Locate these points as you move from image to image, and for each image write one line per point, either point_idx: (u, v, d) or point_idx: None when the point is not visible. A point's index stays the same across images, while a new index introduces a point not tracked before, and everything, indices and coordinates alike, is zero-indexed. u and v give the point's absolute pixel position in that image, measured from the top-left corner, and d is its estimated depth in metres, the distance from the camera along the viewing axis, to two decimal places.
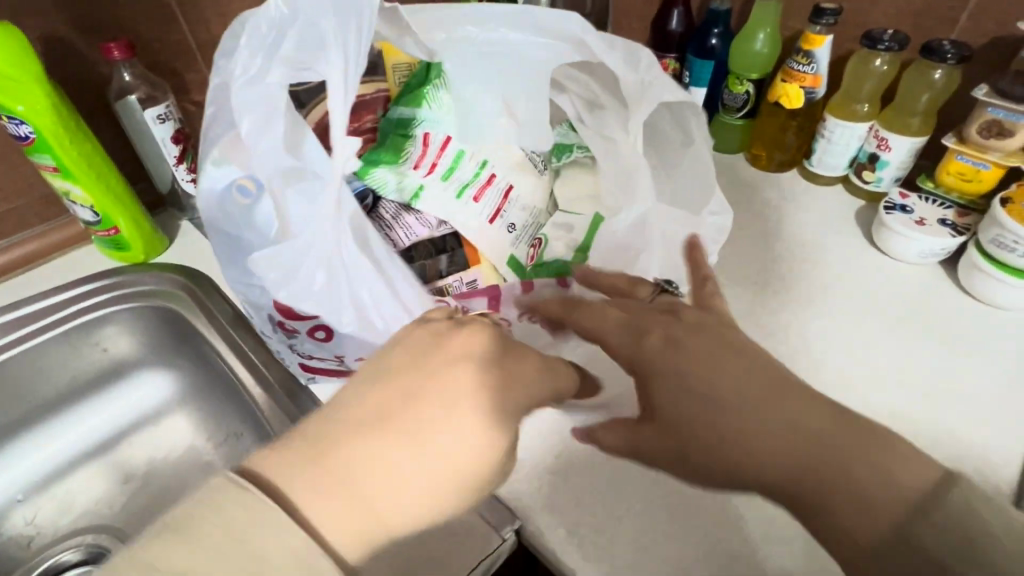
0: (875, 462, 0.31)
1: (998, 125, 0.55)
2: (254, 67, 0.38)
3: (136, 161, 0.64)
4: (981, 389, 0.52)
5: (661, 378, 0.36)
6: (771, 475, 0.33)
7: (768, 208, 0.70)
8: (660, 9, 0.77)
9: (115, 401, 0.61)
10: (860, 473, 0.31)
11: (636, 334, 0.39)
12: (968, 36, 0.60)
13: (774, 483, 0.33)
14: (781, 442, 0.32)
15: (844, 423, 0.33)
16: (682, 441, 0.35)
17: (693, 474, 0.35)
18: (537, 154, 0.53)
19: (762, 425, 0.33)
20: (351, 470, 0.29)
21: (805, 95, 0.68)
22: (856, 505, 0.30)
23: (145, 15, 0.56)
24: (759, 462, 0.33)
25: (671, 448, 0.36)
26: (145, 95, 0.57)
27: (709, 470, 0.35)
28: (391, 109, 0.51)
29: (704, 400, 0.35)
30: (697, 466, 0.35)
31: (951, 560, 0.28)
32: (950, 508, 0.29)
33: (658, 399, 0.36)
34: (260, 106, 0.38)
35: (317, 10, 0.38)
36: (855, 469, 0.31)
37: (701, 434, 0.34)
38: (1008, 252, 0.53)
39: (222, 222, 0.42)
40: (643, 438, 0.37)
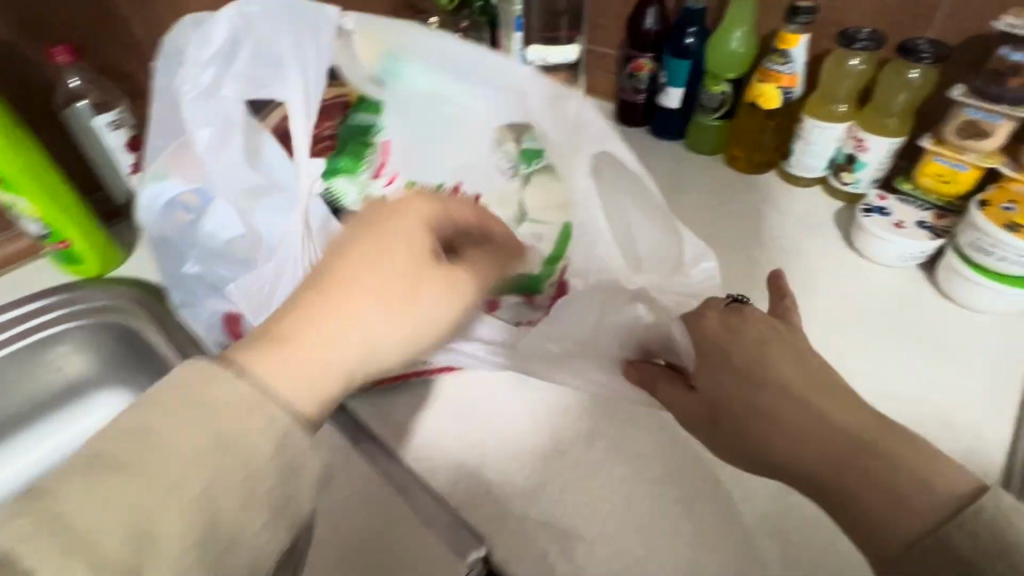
0: (912, 470, 0.34)
1: (976, 125, 0.54)
2: (204, 82, 0.38)
3: (88, 168, 0.65)
4: (964, 396, 0.50)
5: (712, 362, 0.41)
6: (804, 465, 0.36)
7: (746, 211, 0.69)
8: (634, 8, 0.75)
9: (78, 419, 0.64)
10: (899, 475, 0.34)
11: (695, 322, 0.43)
12: (945, 34, 0.58)
13: (806, 473, 0.36)
14: (822, 434, 0.36)
15: (891, 432, 0.36)
16: (720, 416, 0.40)
17: (724, 445, 0.40)
18: (504, 157, 0.48)
19: (809, 415, 0.37)
20: (298, 337, 0.32)
21: (782, 95, 0.67)
22: (889, 505, 0.33)
23: (98, 20, 0.58)
24: (796, 449, 0.37)
25: (706, 419, 0.40)
26: (97, 100, 0.59)
27: (741, 447, 0.39)
28: (350, 115, 0.48)
29: (751, 384, 0.39)
30: (730, 441, 0.40)
31: (978, 559, 0.30)
32: (982, 521, 0.31)
33: (705, 379, 0.41)
34: (217, 128, 0.38)
35: (272, 26, 0.38)
36: (895, 470, 0.34)
37: (744, 416, 0.39)
38: (987, 256, 0.51)
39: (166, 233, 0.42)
40: (683, 406, 0.42)
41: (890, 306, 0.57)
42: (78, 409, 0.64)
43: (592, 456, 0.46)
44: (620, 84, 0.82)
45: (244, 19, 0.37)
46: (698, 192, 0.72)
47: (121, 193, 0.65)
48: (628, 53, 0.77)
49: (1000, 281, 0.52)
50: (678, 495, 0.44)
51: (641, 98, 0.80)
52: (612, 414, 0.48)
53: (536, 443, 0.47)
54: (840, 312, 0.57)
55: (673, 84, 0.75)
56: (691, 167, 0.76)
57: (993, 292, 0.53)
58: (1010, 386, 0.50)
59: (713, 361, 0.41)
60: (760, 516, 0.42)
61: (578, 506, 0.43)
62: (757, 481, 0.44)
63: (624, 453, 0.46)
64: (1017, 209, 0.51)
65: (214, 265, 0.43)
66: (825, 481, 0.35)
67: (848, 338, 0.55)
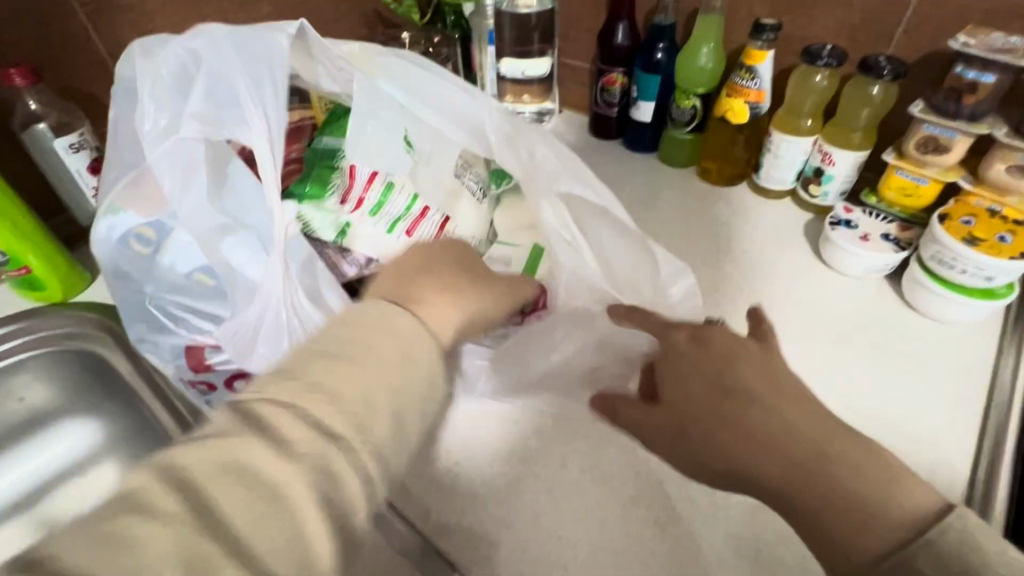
0: (885, 485, 0.33)
1: (935, 141, 0.55)
2: (163, 120, 0.37)
3: (50, 191, 0.63)
4: (932, 407, 0.51)
5: (679, 374, 0.40)
6: (770, 478, 0.35)
7: (718, 223, 0.70)
8: (606, 23, 0.76)
9: (43, 449, 0.62)
10: (869, 493, 0.33)
11: (663, 340, 0.42)
12: (905, 51, 0.60)
13: (773, 488, 0.35)
14: (794, 447, 0.35)
15: (861, 444, 0.35)
16: (689, 429, 0.38)
17: (687, 458, 0.38)
18: (477, 181, 0.50)
19: (780, 423, 0.36)
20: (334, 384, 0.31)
21: (750, 109, 0.67)
22: (858, 527, 0.32)
23: (56, 40, 0.56)
24: (762, 460, 0.35)
25: (672, 432, 0.39)
26: (57, 122, 0.57)
27: (709, 461, 0.37)
28: (317, 139, 0.48)
29: (719, 394, 0.38)
30: (696, 452, 0.38)
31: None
32: (949, 549, 0.30)
33: (671, 389, 0.39)
34: (177, 166, 0.37)
35: (222, 59, 0.37)
36: (865, 487, 0.33)
37: (713, 427, 0.37)
38: (950, 269, 0.52)
39: (131, 271, 0.41)
40: (649, 423, 0.40)
41: (858, 317, 0.58)
42: (43, 439, 0.62)
43: (566, 478, 0.46)
44: (593, 98, 0.82)
45: (199, 55, 0.37)
46: (671, 205, 0.73)
47: (84, 216, 0.64)
48: (599, 68, 0.78)
49: (963, 293, 0.53)
50: (652, 516, 0.44)
51: (614, 111, 0.81)
52: (586, 434, 0.48)
53: (510, 467, 0.47)
54: (810, 324, 0.58)
55: (645, 98, 0.75)
56: (664, 179, 0.77)
57: (956, 304, 0.54)
58: (974, 396, 0.51)
59: (682, 371, 0.40)
60: (733, 536, 0.43)
61: (552, 530, 0.43)
62: (729, 499, 0.44)
63: (599, 474, 0.46)
64: (975, 222, 0.52)
65: (181, 299, 0.42)
66: (797, 493, 0.34)
67: (819, 351, 0.56)
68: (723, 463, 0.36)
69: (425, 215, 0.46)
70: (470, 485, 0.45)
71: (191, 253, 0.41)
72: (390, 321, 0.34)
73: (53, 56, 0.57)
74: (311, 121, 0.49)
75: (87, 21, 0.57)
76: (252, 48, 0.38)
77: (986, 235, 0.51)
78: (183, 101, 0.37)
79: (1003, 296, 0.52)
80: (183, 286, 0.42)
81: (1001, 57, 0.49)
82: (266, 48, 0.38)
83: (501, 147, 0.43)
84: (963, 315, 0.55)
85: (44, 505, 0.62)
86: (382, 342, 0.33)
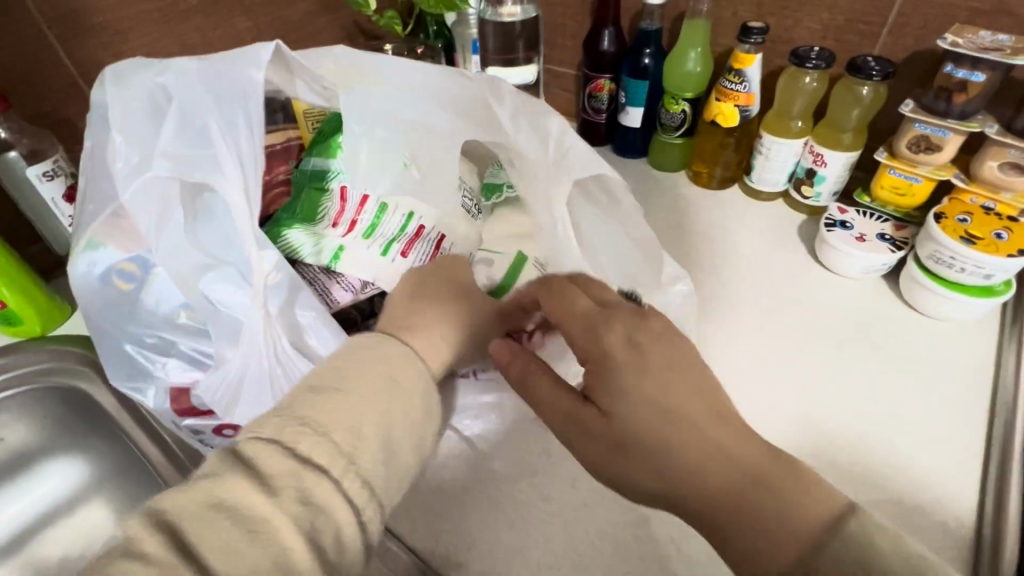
0: (788, 501, 0.31)
1: (926, 140, 0.55)
2: (134, 158, 0.35)
3: (23, 221, 0.60)
4: (939, 406, 0.51)
5: (614, 378, 0.35)
6: (692, 491, 0.33)
7: (712, 228, 0.69)
8: (590, 30, 0.75)
9: (25, 491, 0.59)
10: (774, 512, 0.31)
11: (595, 331, 0.36)
12: (891, 51, 0.60)
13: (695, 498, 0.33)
14: (714, 464, 0.33)
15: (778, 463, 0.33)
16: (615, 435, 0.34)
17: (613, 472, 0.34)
18: (470, 195, 0.49)
19: (702, 440, 0.33)
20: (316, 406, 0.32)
21: (739, 112, 0.67)
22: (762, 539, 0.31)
23: (24, 64, 0.54)
24: (686, 468, 0.33)
25: (604, 440, 0.34)
26: (29, 150, 0.55)
27: (634, 470, 0.34)
28: (304, 160, 0.47)
29: (651, 403, 0.34)
30: (621, 461, 0.34)
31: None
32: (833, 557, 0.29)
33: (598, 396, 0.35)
34: (150, 203, 0.35)
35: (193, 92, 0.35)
36: (772, 506, 0.31)
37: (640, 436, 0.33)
38: (948, 268, 0.52)
39: (109, 311, 0.39)
40: (572, 431, 0.36)
41: (859, 319, 0.58)
42: (24, 481, 0.59)
43: (575, 500, 0.44)
44: (581, 105, 0.82)
45: (167, 87, 0.36)
46: (665, 211, 0.72)
47: (59, 245, 0.61)
48: (586, 75, 0.77)
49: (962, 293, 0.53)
50: (667, 537, 0.42)
51: (602, 118, 0.80)
52: None
53: (518, 490, 0.45)
54: (811, 328, 0.58)
55: (633, 104, 0.75)
56: (656, 185, 0.76)
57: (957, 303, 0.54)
58: (978, 394, 0.51)
59: (618, 382, 0.34)
60: None
61: (566, 557, 0.41)
62: None
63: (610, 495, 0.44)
64: (970, 220, 0.52)
65: (166, 336, 0.40)
66: (712, 493, 0.32)
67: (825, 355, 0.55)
68: (641, 465, 0.33)
69: (420, 234, 0.45)
70: (478, 514, 0.43)
71: (172, 290, 0.39)
72: (364, 351, 0.35)
73: (22, 83, 0.54)
74: (299, 141, 0.48)
75: (56, 45, 0.55)
76: (224, 79, 0.36)
77: (982, 233, 0.51)
78: (154, 134, 0.35)
79: (1001, 294, 0.53)
80: (166, 323, 0.40)
81: (990, 56, 0.49)
82: (237, 79, 0.37)
83: (523, 132, 0.42)
84: (961, 313, 0.55)
85: (28, 550, 0.59)
86: (354, 371, 0.33)
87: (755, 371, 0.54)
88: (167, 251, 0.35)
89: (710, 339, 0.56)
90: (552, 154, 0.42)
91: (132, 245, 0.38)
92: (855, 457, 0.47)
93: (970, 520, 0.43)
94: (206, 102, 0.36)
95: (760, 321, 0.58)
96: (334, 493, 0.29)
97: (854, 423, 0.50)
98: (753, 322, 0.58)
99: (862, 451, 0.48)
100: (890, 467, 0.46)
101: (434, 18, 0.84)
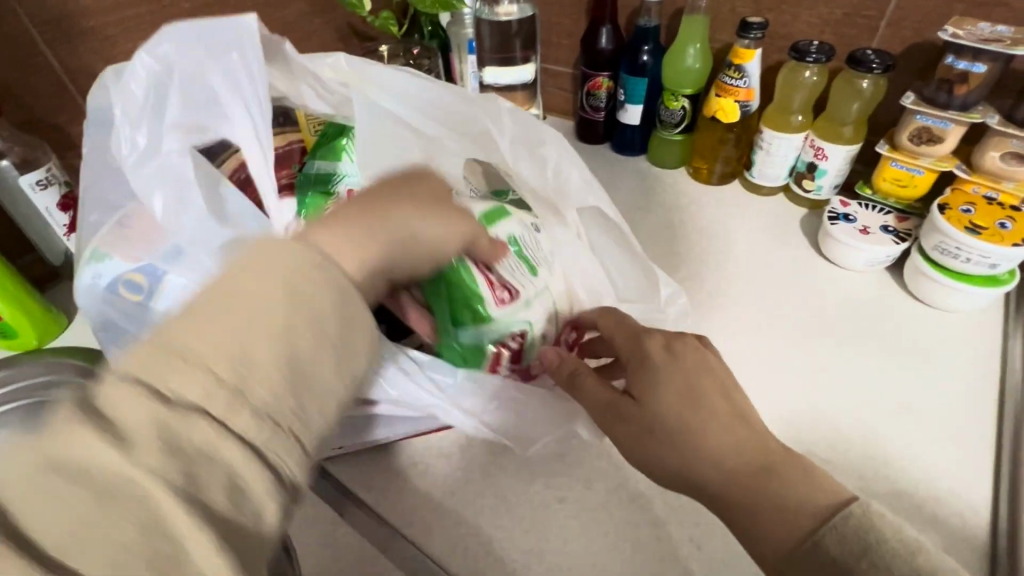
0: (804, 491, 0.33)
1: (928, 132, 0.56)
2: (141, 141, 0.36)
3: (15, 231, 0.59)
4: (948, 396, 0.51)
5: (648, 373, 0.38)
6: (713, 474, 0.35)
7: (714, 224, 0.69)
8: (588, 28, 0.75)
9: None
10: (790, 500, 0.33)
11: (636, 337, 0.40)
12: (890, 44, 0.60)
13: (717, 482, 0.35)
14: (738, 453, 0.35)
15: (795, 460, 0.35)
16: (646, 423, 0.37)
17: (642, 455, 0.37)
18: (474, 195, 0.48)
19: (726, 431, 0.36)
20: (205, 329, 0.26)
21: (739, 108, 0.67)
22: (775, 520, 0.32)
23: (14, 71, 0.52)
24: (711, 454, 0.35)
25: (636, 427, 0.37)
26: (21, 158, 0.53)
27: (662, 455, 0.36)
28: (307, 163, 0.45)
29: (682, 394, 0.37)
30: (651, 444, 0.36)
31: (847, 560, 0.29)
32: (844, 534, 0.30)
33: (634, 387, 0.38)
34: (169, 180, 0.36)
35: (187, 57, 0.36)
36: (788, 494, 0.33)
37: (669, 423, 0.36)
38: (953, 258, 0.53)
39: (121, 323, 0.38)
40: (607, 418, 0.38)
41: (865, 312, 0.58)
42: None
43: (592, 501, 0.44)
44: (579, 103, 0.82)
45: (164, 61, 0.35)
46: (666, 207, 0.72)
47: (54, 255, 0.60)
48: (584, 72, 0.77)
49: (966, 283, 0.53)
50: (686, 535, 0.42)
51: (600, 115, 0.80)
52: (608, 452, 0.47)
53: (534, 492, 0.45)
54: (818, 321, 0.58)
55: (632, 101, 0.75)
56: (657, 182, 0.76)
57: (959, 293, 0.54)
58: (987, 383, 0.52)
59: (653, 377, 0.38)
60: None
61: (586, 558, 0.41)
62: None
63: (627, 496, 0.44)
64: (974, 211, 0.53)
65: None
66: (732, 480, 0.34)
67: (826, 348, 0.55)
68: (671, 449, 0.36)
69: None
70: (495, 517, 0.43)
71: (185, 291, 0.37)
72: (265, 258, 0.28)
73: (13, 89, 0.53)
74: (301, 144, 0.47)
75: (48, 51, 0.54)
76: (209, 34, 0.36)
77: (987, 223, 0.51)
78: (159, 117, 0.36)
79: (1006, 283, 0.53)
80: None
81: (991, 46, 0.49)
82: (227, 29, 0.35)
83: (523, 159, 0.45)
84: (966, 303, 0.56)
85: None
86: (251, 283, 0.27)
87: (764, 366, 0.54)
88: (190, 232, 0.36)
89: (718, 335, 0.56)
90: (550, 181, 0.46)
91: (139, 252, 0.37)
92: (868, 449, 0.47)
93: (986, 508, 0.44)
94: (211, 73, 0.36)
95: (767, 315, 0.58)
96: (221, 434, 0.24)
97: (866, 415, 0.50)
98: (760, 317, 0.58)
99: (875, 443, 0.48)
100: (903, 458, 0.47)
101: (429, 18, 0.83)
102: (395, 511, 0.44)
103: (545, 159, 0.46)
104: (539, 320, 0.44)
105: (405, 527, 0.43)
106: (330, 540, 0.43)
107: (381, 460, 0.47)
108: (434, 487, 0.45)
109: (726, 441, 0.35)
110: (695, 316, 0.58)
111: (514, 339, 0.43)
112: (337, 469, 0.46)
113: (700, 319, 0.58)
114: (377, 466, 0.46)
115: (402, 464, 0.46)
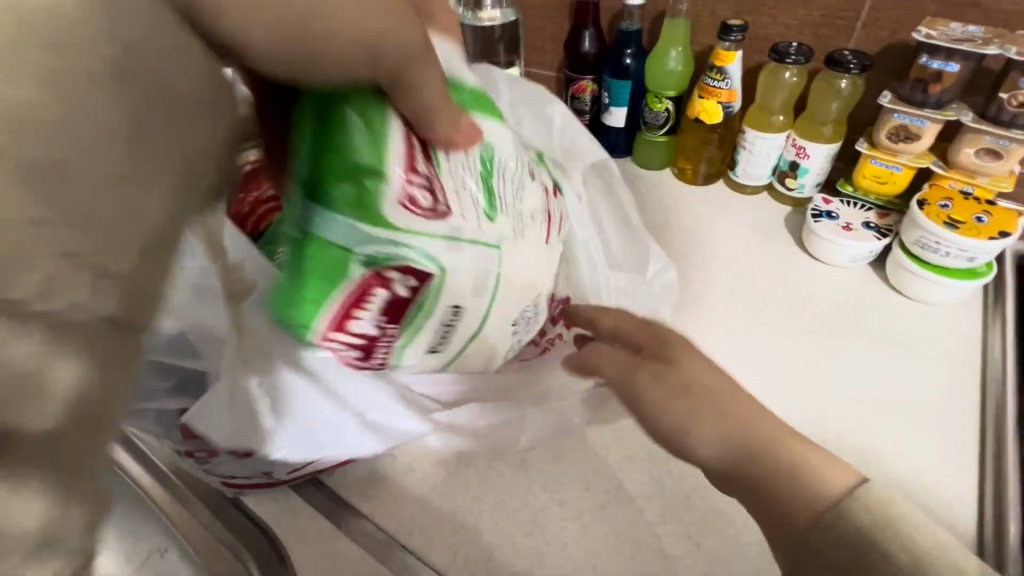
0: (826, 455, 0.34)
1: (905, 129, 0.57)
2: None
3: None
4: (932, 388, 0.52)
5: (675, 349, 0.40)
6: (748, 436, 0.35)
7: (700, 223, 0.70)
8: (571, 32, 0.76)
9: None
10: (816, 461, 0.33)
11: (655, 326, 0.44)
12: (866, 44, 0.61)
13: (750, 446, 0.35)
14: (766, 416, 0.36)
15: None
16: (678, 387, 0.37)
17: (674, 419, 0.37)
18: None
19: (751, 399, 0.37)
20: None
21: (722, 109, 0.68)
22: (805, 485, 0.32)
23: None
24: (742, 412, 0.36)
25: (669, 390, 0.38)
26: None
27: (698, 414, 0.36)
28: None
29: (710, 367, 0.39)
30: (686, 404, 0.37)
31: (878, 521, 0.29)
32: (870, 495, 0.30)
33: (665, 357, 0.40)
34: None
35: None
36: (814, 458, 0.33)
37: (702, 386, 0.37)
38: (932, 252, 0.54)
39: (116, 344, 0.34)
40: (637, 384, 0.39)
41: (850, 307, 0.59)
42: None
43: (590, 503, 0.44)
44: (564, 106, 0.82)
45: None
46: (653, 208, 0.73)
47: None
48: (568, 76, 0.77)
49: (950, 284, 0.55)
50: (683, 533, 0.42)
51: (585, 118, 0.81)
52: (603, 454, 0.47)
53: (531, 496, 0.45)
54: (805, 318, 0.59)
55: (616, 104, 0.75)
56: (643, 183, 0.77)
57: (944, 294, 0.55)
58: (969, 374, 0.53)
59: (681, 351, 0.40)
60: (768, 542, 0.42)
61: (586, 560, 0.41)
62: None
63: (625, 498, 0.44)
64: (952, 206, 0.54)
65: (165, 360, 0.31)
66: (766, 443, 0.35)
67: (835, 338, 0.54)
68: (710, 408, 0.36)
69: None
70: (494, 522, 0.43)
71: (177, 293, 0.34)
72: None
73: None
74: None
75: None
76: None
77: (964, 218, 0.53)
78: None
79: (984, 276, 0.54)
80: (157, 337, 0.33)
81: (963, 46, 0.51)
82: None
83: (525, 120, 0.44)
84: (946, 296, 0.57)
85: None
86: None
87: (754, 362, 0.54)
88: None
89: (706, 334, 0.57)
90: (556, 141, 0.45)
91: None
92: (858, 443, 0.48)
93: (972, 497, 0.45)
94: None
95: (754, 314, 0.59)
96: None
97: (853, 410, 0.51)
98: (747, 315, 0.59)
99: (864, 436, 0.49)
100: (891, 451, 0.48)
101: None
102: (394, 520, 0.43)
103: (550, 118, 0.45)
104: (453, 268, 0.33)
105: (405, 535, 0.43)
106: (330, 552, 0.42)
107: (377, 469, 0.46)
108: (432, 494, 0.45)
109: (746, 402, 0.37)
110: (683, 316, 0.59)
111: (404, 277, 0.32)
112: (333, 480, 0.46)
113: (688, 318, 0.58)
114: (374, 475, 0.46)
115: (400, 473, 0.46)
